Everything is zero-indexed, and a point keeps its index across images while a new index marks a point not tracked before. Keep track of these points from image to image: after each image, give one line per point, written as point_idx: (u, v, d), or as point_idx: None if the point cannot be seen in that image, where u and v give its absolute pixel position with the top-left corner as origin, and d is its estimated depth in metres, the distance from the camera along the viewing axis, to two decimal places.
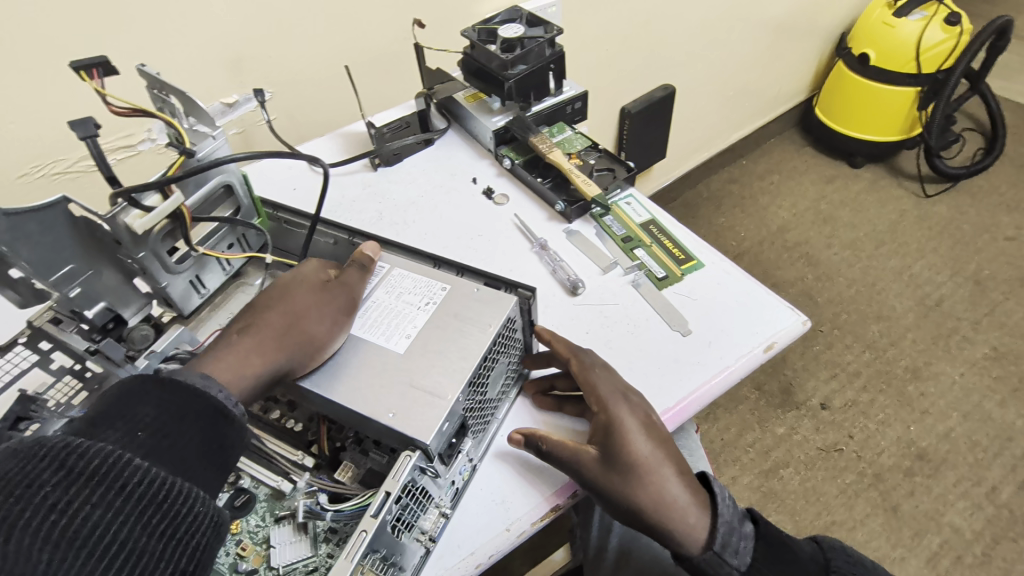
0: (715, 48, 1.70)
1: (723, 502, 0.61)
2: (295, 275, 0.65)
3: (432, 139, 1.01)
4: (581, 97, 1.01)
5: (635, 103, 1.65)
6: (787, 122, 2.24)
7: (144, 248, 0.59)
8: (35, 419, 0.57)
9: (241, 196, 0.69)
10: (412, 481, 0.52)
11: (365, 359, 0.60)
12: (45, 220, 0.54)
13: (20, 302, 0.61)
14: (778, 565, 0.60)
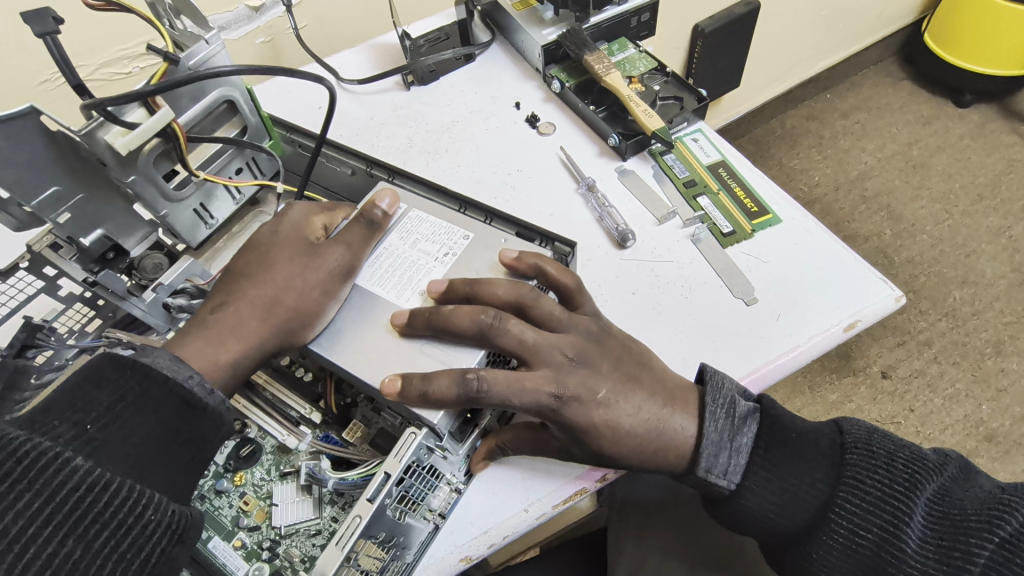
0: None
1: (720, 396, 0.53)
2: (289, 224, 0.58)
3: (473, 55, 0.89)
4: (651, 8, 0.84)
5: (710, 20, 1.44)
6: (887, 49, 1.93)
7: (136, 171, 0.53)
8: (44, 348, 0.56)
9: (248, 114, 0.60)
10: (417, 460, 0.48)
11: (377, 317, 0.55)
12: (19, 138, 0.48)
13: (16, 224, 0.56)
14: (788, 463, 0.53)
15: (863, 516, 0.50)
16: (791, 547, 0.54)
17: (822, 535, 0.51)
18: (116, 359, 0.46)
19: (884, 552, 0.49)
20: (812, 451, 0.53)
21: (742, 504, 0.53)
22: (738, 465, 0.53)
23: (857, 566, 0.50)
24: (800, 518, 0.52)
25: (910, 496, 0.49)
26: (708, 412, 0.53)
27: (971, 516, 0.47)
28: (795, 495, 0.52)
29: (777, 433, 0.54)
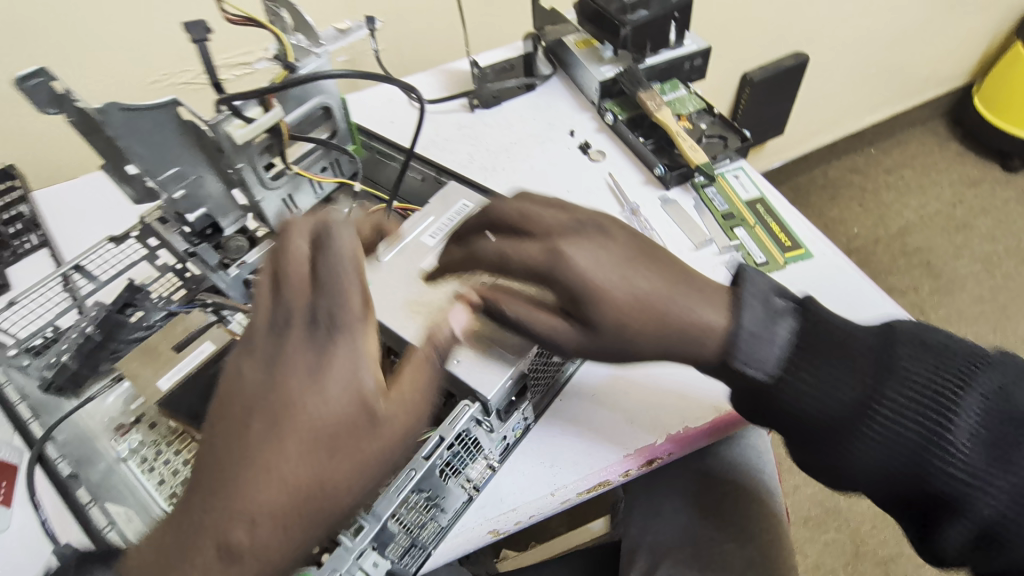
0: (865, 14, 1.49)
1: (754, 295, 0.55)
2: (354, 337, 0.48)
3: (534, 85, 0.98)
4: (703, 53, 0.91)
5: (760, 70, 1.50)
6: (936, 109, 1.95)
7: (243, 159, 0.61)
8: (140, 308, 0.64)
9: (339, 119, 0.69)
10: (466, 431, 0.54)
11: (442, 303, 0.60)
12: (157, 122, 0.57)
13: (134, 197, 0.63)
14: (820, 352, 0.55)
15: (917, 408, 0.52)
16: (845, 445, 0.54)
17: (881, 430, 0.53)
18: (297, 456, 0.45)
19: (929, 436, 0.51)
20: (874, 348, 0.54)
21: (801, 400, 0.55)
22: (790, 360, 0.55)
23: (921, 459, 0.52)
24: (863, 413, 0.53)
25: (958, 391, 0.51)
26: (738, 302, 0.55)
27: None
28: (857, 390, 0.53)
29: (838, 330, 0.55)
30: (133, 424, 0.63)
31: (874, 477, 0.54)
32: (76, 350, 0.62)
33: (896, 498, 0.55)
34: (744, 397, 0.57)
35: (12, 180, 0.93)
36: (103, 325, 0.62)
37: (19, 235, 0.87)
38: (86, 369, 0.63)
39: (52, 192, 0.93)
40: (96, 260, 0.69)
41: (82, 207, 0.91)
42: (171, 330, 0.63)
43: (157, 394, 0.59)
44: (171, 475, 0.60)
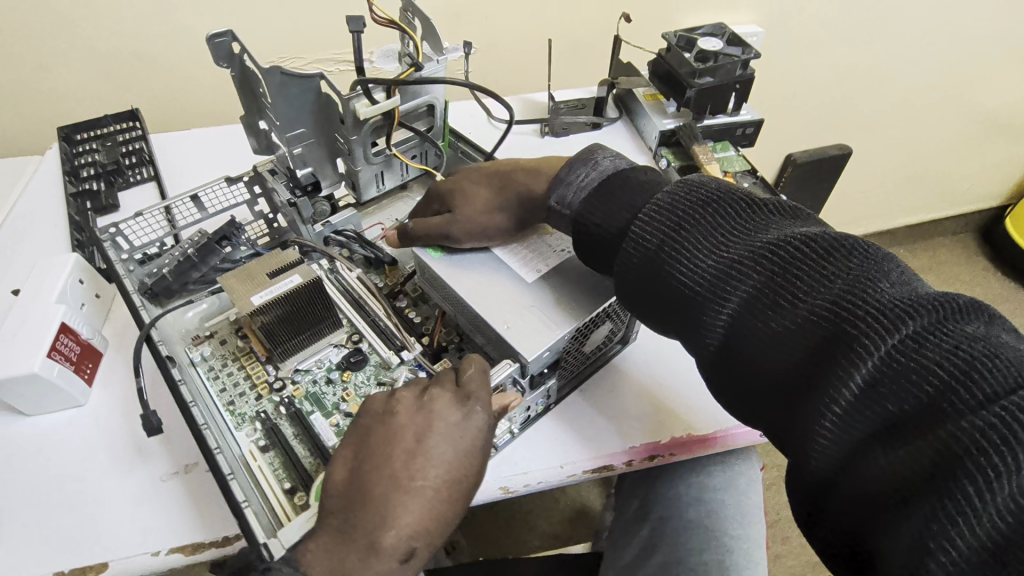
0: (907, 122, 1.62)
1: (588, 162, 0.68)
2: (430, 428, 0.57)
3: (601, 124, 1.10)
4: (756, 124, 1.03)
5: (805, 154, 1.61)
6: (969, 223, 2.03)
7: (358, 133, 0.72)
8: (232, 242, 0.75)
9: (438, 117, 0.81)
10: (502, 384, 0.63)
11: (496, 279, 0.68)
12: (300, 90, 0.69)
13: (256, 146, 0.81)
14: (616, 200, 0.62)
15: (681, 253, 0.54)
16: (660, 277, 0.55)
17: (690, 260, 0.54)
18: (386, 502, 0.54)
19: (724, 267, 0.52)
20: (730, 206, 0.55)
21: (631, 227, 0.58)
22: (633, 204, 0.61)
23: (729, 302, 0.51)
24: (680, 246, 0.55)
25: (730, 229, 0.54)
26: (567, 166, 0.68)
27: (871, 291, 0.45)
28: (683, 226, 0.55)
29: (706, 188, 0.58)
30: (207, 338, 0.71)
31: (692, 321, 0.53)
32: (174, 265, 0.72)
33: (721, 365, 0.52)
34: (578, 235, 0.64)
35: (137, 123, 1.07)
36: (201, 250, 0.73)
37: (135, 168, 1.01)
38: (177, 284, 0.72)
39: (167, 139, 1.07)
40: (211, 195, 0.80)
41: (190, 155, 1.05)
42: (267, 259, 0.68)
43: (247, 306, 0.63)
44: (231, 386, 0.68)
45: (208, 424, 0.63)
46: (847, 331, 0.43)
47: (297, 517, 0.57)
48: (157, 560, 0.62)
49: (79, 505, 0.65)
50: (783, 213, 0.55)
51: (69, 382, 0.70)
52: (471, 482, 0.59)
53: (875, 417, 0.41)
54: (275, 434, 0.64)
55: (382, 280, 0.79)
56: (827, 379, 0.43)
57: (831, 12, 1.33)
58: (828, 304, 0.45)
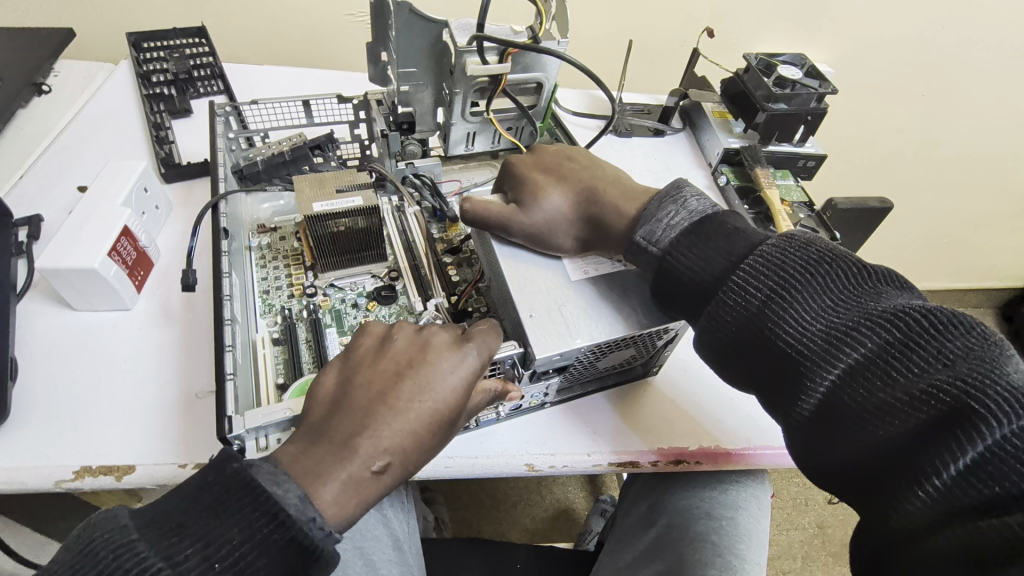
0: (952, 188, 1.63)
1: (677, 200, 0.64)
2: (442, 368, 0.53)
3: (664, 133, 1.10)
4: (818, 158, 1.03)
5: (845, 201, 1.42)
6: (992, 300, 2.04)
7: (463, 86, 0.76)
8: (323, 153, 0.91)
9: (543, 97, 0.83)
10: (501, 364, 0.61)
11: (533, 274, 0.67)
12: (424, 30, 0.74)
13: (373, 76, 0.90)
14: (710, 234, 0.59)
15: (786, 301, 0.51)
16: (754, 330, 0.52)
17: (790, 317, 0.50)
18: (375, 430, 0.49)
19: (832, 327, 0.48)
20: (842, 265, 0.51)
21: (727, 273, 0.55)
22: (731, 246, 0.57)
23: (828, 370, 0.47)
24: (779, 300, 0.51)
25: (840, 283, 0.50)
26: (656, 201, 0.65)
27: (993, 372, 0.40)
28: (783, 279, 0.52)
29: (816, 245, 0.53)
30: (271, 231, 0.82)
31: (789, 380, 0.50)
32: (269, 159, 0.87)
33: (811, 434, 0.48)
34: (658, 278, 0.60)
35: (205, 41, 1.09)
36: (295, 152, 0.87)
37: (204, 80, 1.06)
38: (265, 174, 0.87)
39: (238, 68, 1.12)
40: (321, 106, 0.92)
41: (260, 85, 1.10)
42: (341, 177, 0.78)
43: (308, 210, 0.70)
44: (273, 278, 0.76)
45: (231, 298, 0.66)
46: (958, 413, 0.40)
47: (275, 411, 0.55)
48: (183, 472, 0.61)
49: (113, 406, 0.65)
50: (902, 281, 0.50)
51: (121, 285, 0.72)
52: (450, 429, 0.54)
53: (971, 498, 0.38)
54: (289, 331, 0.70)
55: (441, 233, 0.82)
56: (928, 459, 0.40)
57: (907, 66, 1.34)
58: (942, 383, 0.41)
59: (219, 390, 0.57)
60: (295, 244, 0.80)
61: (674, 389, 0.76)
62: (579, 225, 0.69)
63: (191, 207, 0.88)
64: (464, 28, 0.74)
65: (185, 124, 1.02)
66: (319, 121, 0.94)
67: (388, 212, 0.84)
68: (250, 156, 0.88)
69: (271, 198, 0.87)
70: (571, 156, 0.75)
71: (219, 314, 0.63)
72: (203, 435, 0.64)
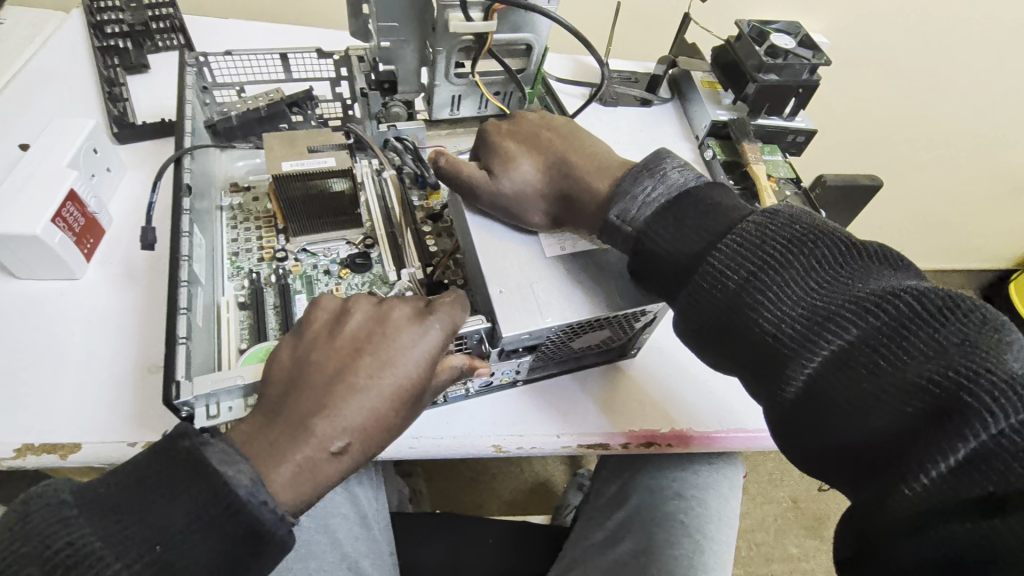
0: (942, 167, 1.61)
1: (656, 174, 0.60)
2: (404, 346, 0.50)
3: (650, 102, 1.05)
4: (807, 133, 1.00)
5: (835, 178, 1.39)
6: (974, 281, 2.05)
7: (446, 44, 0.71)
8: (300, 112, 0.85)
9: (533, 61, 0.77)
10: (466, 339, 0.59)
11: (509, 250, 0.63)
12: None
13: (353, 30, 0.84)
14: (692, 211, 0.55)
15: (772, 285, 0.48)
16: (733, 314, 0.49)
17: (773, 302, 0.47)
18: (330, 411, 0.46)
19: (819, 311, 0.45)
20: (829, 243, 0.48)
21: (707, 253, 0.52)
22: (712, 224, 0.53)
23: (810, 357, 0.44)
24: (763, 283, 0.48)
25: (826, 265, 0.47)
26: (631, 175, 0.61)
27: (990, 361, 0.38)
28: (766, 260, 0.49)
29: (800, 222, 0.50)
30: (244, 190, 0.78)
31: (772, 368, 0.47)
32: (242, 114, 0.81)
33: (792, 422, 0.45)
34: (634, 253, 0.57)
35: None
36: (272, 109, 0.83)
37: (164, 33, 1.01)
38: (240, 131, 0.82)
39: (202, 24, 1.06)
40: (299, 60, 0.87)
41: (224, 39, 1.05)
42: (314, 136, 0.70)
43: (275, 170, 0.64)
44: (242, 240, 0.72)
45: (190, 259, 0.62)
46: (951, 407, 0.37)
47: (227, 378, 0.52)
48: (133, 450, 0.58)
49: (61, 379, 0.62)
50: (894, 262, 0.47)
51: (67, 252, 0.68)
52: (413, 406, 0.51)
53: (965, 499, 0.36)
54: (256, 296, 0.66)
55: (420, 200, 0.76)
56: (920, 452, 0.37)
57: (906, 40, 1.30)
58: (938, 373, 0.39)
59: (170, 354, 0.54)
60: (268, 206, 0.76)
61: (650, 371, 0.74)
62: (556, 200, 0.65)
63: (146, 170, 0.84)
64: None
65: (142, 80, 0.97)
66: (297, 76, 0.89)
67: (368, 176, 0.79)
68: (225, 111, 0.84)
69: (246, 155, 0.83)
70: (555, 124, 0.71)
71: (174, 276, 0.59)
72: (155, 411, 0.61)
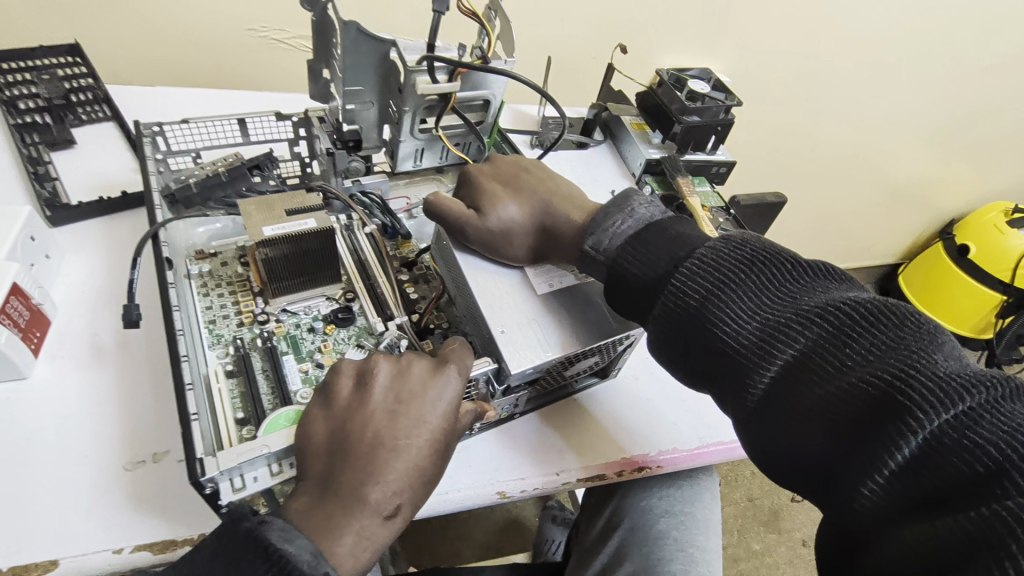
0: (831, 180, 1.83)
1: (626, 210, 0.67)
2: (431, 402, 0.54)
3: (587, 144, 1.10)
4: (729, 165, 1.11)
5: (747, 197, 1.53)
6: (868, 276, 2.32)
7: (412, 104, 0.77)
8: (263, 173, 0.85)
9: (490, 114, 0.85)
10: (474, 382, 0.62)
11: (500, 287, 0.67)
12: (370, 48, 0.75)
13: (314, 92, 0.87)
14: (654, 241, 0.62)
15: (730, 305, 0.53)
16: (699, 333, 0.55)
17: (733, 321, 0.53)
18: (374, 473, 0.50)
19: (773, 325, 0.51)
20: (777, 266, 0.55)
21: (670, 278, 0.58)
22: (674, 254, 0.60)
23: (769, 366, 0.50)
24: (720, 303, 0.54)
25: (773, 286, 0.53)
26: (603, 211, 0.67)
27: (921, 361, 0.44)
28: (722, 280, 0.55)
29: (754, 249, 0.57)
30: (211, 257, 0.75)
31: (734, 379, 0.52)
32: (202, 179, 0.80)
33: (761, 428, 0.51)
34: (610, 282, 0.63)
35: (78, 61, 0.99)
36: (232, 172, 0.82)
37: (86, 105, 0.96)
38: (200, 197, 0.80)
39: (130, 96, 1.03)
40: (257, 124, 0.87)
41: (155, 109, 1.03)
42: (289, 200, 0.70)
43: (258, 235, 0.64)
44: (218, 308, 0.70)
45: (184, 334, 0.61)
46: (892, 404, 0.43)
47: (253, 449, 0.52)
48: (121, 558, 0.55)
49: (25, 493, 0.57)
50: (834, 279, 0.54)
51: (16, 352, 0.63)
52: (446, 453, 0.56)
53: (916, 496, 0.40)
54: (243, 361, 0.65)
55: (394, 250, 0.81)
56: (870, 453, 0.42)
57: (790, 78, 1.49)
58: (875, 375, 0.44)
59: (185, 434, 0.52)
60: (241, 269, 0.74)
61: (631, 400, 0.78)
62: (533, 235, 0.69)
63: (88, 250, 0.79)
64: (412, 47, 0.76)
65: (67, 156, 0.91)
66: (256, 139, 0.89)
67: (340, 231, 0.79)
68: (182, 178, 0.81)
69: (205, 221, 0.79)
70: (530, 167, 0.76)
71: (175, 350, 0.58)
72: (140, 510, 0.58)
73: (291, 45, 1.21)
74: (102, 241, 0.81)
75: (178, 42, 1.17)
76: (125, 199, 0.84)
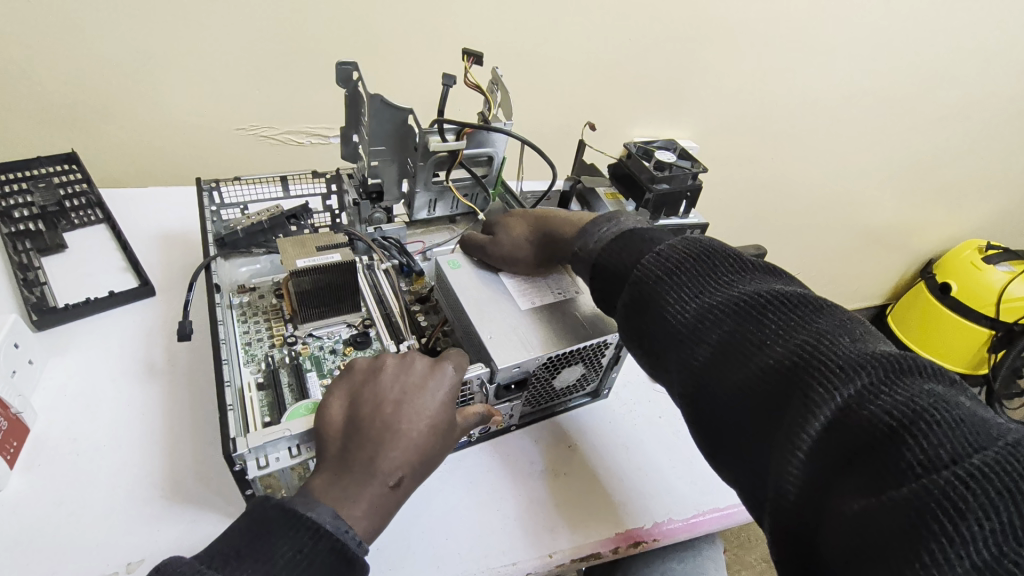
0: (808, 228, 1.89)
1: (612, 221, 0.72)
2: (426, 390, 0.59)
3: None
4: (701, 227, 1.15)
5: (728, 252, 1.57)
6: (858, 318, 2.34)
7: (425, 161, 0.84)
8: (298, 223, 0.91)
9: (494, 169, 0.91)
10: (468, 385, 0.67)
11: (496, 297, 0.74)
12: (392, 117, 0.81)
13: (347, 155, 0.91)
14: (626, 241, 0.67)
15: (676, 295, 0.57)
16: (651, 318, 0.58)
17: (677, 307, 0.56)
18: (378, 451, 0.54)
19: (708, 309, 0.54)
20: (718, 259, 0.58)
21: (634, 271, 0.62)
22: (640, 252, 0.64)
23: (703, 349, 0.53)
24: (668, 292, 0.58)
25: (713, 278, 0.57)
26: (592, 222, 0.73)
27: (838, 343, 0.46)
28: (670, 276, 0.59)
29: (700, 245, 0.60)
30: (250, 290, 0.82)
31: (677, 358, 0.55)
32: (248, 227, 0.86)
33: (700, 405, 0.53)
34: (595, 281, 0.68)
35: (75, 167, 1.02)
36: (273, 220, 0.88)
37: (80, 209, 1.00)
38: (245, 241, 0.86)
39: (122, 199, 1.07)
40: (297, 183, 0.95)
41: (147, 211, 1.07)
42: (318, 239, 0.79)
43: (292, 266, 0.71)
44: (253, 331, 0.76)
45: (226, 342, 0.69)
46: (812, 377, 0.45)
47: (276, 431, 0.57)
48: None
49: None
50: (772, 275, 0.57)
51: None
52: (442, 441, 0.60)
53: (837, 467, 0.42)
54: (273, 376, 0.70)
55: (408, 286, 0.86)
56: (793, 424, 0.44)
57: (755, 139, 1.57)
58: (797, 352, 0.47)
59: (222, 419, 0.59)
60: (276, 300, 0.81)
61: (623, 470, 0.77)
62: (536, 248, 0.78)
63: (73, 354, 0.80)
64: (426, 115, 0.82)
65: (59, 261, 0.93)
66: (295, 195, 0.96)
67: (362, 269, 0.83)
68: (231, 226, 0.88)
69: (249, 262, 0.87)
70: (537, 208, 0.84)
71: (217, 355, 0.66)
72: None
73: (279, 140, 1.28)
74: (88, 343, 0.82)
75: (172, 144, 1.23)
76: (110, 299, 0.86)
